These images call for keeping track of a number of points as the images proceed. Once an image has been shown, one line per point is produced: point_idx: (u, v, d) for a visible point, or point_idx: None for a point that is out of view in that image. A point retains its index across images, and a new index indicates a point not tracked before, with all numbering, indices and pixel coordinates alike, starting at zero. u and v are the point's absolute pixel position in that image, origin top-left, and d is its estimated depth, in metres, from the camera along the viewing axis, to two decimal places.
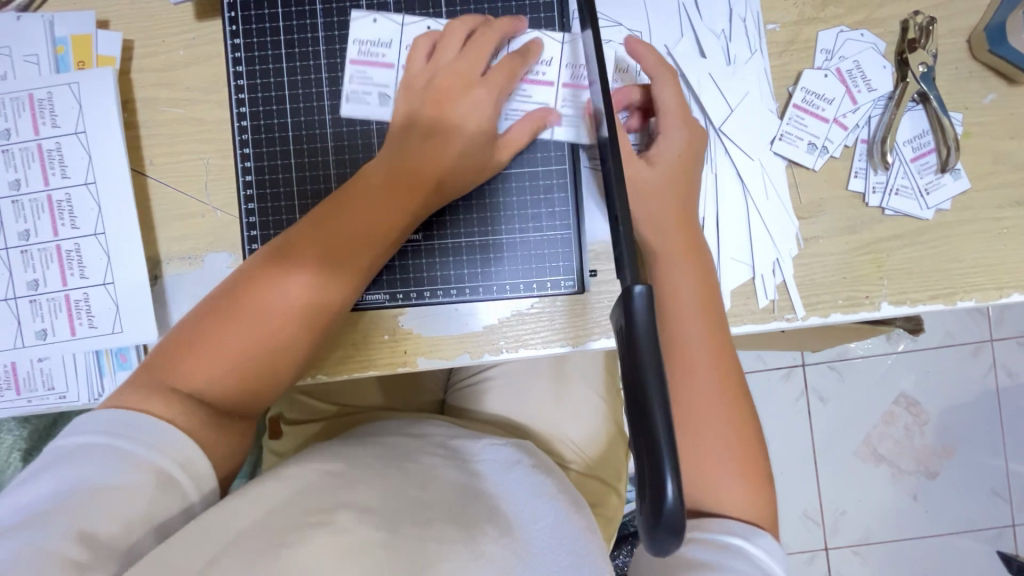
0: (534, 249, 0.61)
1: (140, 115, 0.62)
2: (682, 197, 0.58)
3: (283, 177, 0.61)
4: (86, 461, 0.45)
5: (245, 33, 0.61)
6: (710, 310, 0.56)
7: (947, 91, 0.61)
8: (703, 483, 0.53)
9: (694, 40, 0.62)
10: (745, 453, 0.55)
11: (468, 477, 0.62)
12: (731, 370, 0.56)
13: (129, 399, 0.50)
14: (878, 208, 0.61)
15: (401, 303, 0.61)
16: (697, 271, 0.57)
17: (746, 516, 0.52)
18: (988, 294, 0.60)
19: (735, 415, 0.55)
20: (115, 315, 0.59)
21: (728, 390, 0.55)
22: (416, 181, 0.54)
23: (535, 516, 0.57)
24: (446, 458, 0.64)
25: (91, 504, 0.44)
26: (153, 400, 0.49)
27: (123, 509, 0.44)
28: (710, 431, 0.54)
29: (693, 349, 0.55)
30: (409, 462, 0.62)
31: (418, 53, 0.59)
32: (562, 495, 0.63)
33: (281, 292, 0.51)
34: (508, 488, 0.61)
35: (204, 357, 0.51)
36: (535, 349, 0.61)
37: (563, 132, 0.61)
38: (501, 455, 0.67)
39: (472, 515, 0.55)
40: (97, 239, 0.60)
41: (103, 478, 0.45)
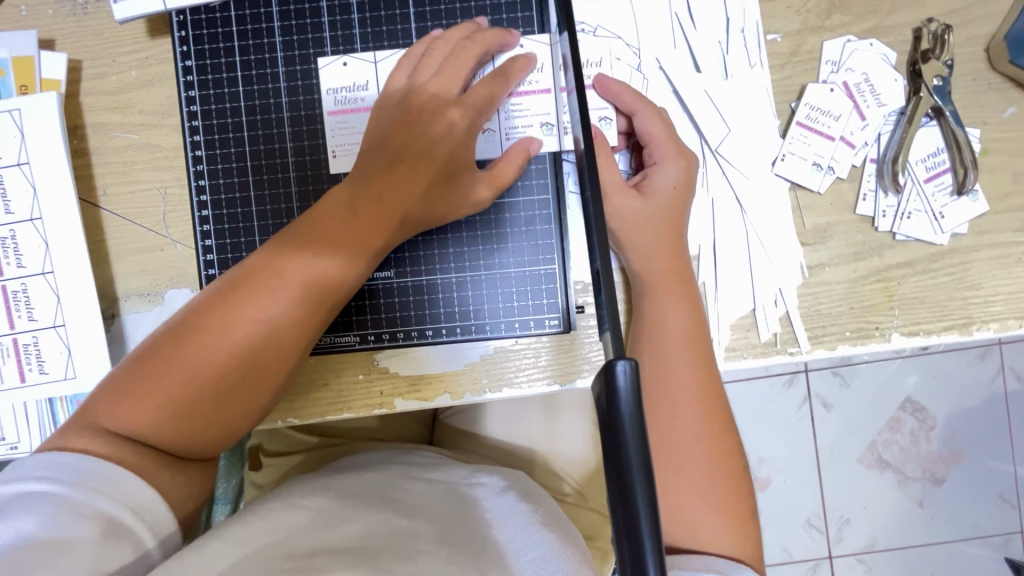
0: (514, 284, 0.56)
1: (90, 142, 0.57)
2: (667, 215, 0.53)
3: (243, 211, 0.57)
4: (26, 512, 0.41)
5: (198, 55, 0.57)
6: (698, 339, 0.52)
7: (963, 105, 0.56)
8: (682, 521, 0.49)
9: (688, 52, 0.57)
10: (730, 489, 0.51)
11: (454, 511, 0.58)
12: (718, 403, 0.52)
13: (70, 439, 0.46)
14: (889, 233, 0.56)
15: (373, 345, 0.57)
16: (684, 298, 0.53)
17: (729, 557, 0.48)
18: (1007, 323, 0.55)
19: (718, 449, 0.51)
20: (68, 360, 0.56)
21: (714, 423, 0.51)
22: (385, 215, 0.50)
23: (525, 547, 0.53)
24: (431, 491, 0.60)
25: (30, 560, 0.39)
26: (95, 441, 0.45)
27: (67, 564, 0.40)
28: (691, 466, 0.50)
29: (676, 381, 0.51)
30: (393, 494, 0.58)
31: (397, 72, 0.54)
32: (555, 522, 0.58)
33: (234, 330, 0.47)
34: (499, 516, 0.57)
35: (148, 397, 0.46)
36: (520, 390, 0.56)
37: (544, 156, 0.56)
38: (490, 481, 0.63)
39: (459, 546, 0.51)
40: (45, 279, 0.56)
41: (43, 530, 0.41)
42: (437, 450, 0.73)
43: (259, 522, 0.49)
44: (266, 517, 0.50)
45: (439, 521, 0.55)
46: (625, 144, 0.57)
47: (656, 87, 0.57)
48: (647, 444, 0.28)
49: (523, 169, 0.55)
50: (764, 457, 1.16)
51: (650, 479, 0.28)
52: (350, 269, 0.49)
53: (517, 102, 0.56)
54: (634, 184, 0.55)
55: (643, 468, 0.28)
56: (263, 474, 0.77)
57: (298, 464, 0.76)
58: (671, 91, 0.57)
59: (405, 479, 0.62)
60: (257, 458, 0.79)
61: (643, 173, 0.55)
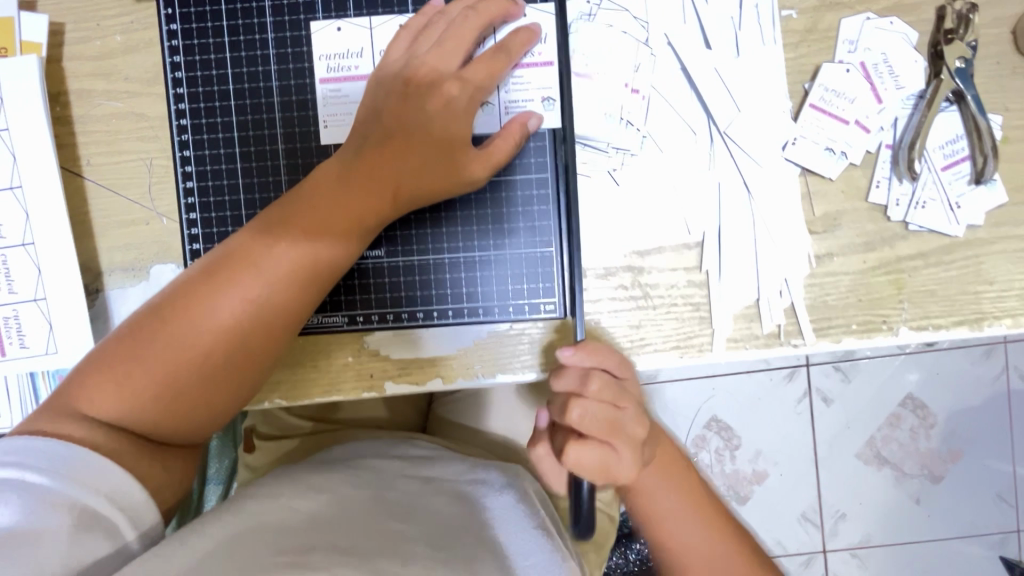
0: (510, 268, 0.54)
1: (74, 109, 0.55)
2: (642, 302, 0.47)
3: (229, 183, 0.55)
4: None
5: (184, 18, 0.54)
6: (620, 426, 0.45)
7: (986, 89, 0.53)
8: None
9: (698, 27, 0.54)
10: (707, 514, 0.52)
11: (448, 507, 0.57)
12: (664, 448, 0.53)
13: (44, 424, 0.44)
14: (902, 223, 0.54)
15: (362, 326, 0.55)
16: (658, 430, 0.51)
17: None
18: (1020, 318, 0.53)
19: (689, 490, 0.53)
20: (50, 334, 0.54)
21: (671, 474, 0.53)
22: (376, 193, 0.48)
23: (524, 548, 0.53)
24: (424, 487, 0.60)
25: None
26: (73, 424, 0.44)
27: (35, 557, 0.38)
28: (677, 534, 0.51)
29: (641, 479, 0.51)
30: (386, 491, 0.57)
31: (400, 39, 0.52)
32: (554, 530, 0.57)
33: (220, 309, 0.46)
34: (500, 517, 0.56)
35: (130, 378, 0.45)
36: (513, 376, 0.55)
37: (543, 132, 0.54)
38: (489, 478, 0.62)
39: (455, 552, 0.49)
40: (26, 250, 0.54)
41: (13, 521, 0.39)
42: (431, 439, 0.71)
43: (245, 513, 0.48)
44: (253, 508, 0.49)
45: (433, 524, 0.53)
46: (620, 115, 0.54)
47: (663, 62, 0.54)
48: None
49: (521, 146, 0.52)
50: (761, 451, 1.15)
51: None
52: (339, 251, 0.48)
53: (519, 78, 0.53)
54: None
55: None
56: (253, 457, 0.77)
57: (290, 449, 0.75)
58: (679, 67, 0.54)
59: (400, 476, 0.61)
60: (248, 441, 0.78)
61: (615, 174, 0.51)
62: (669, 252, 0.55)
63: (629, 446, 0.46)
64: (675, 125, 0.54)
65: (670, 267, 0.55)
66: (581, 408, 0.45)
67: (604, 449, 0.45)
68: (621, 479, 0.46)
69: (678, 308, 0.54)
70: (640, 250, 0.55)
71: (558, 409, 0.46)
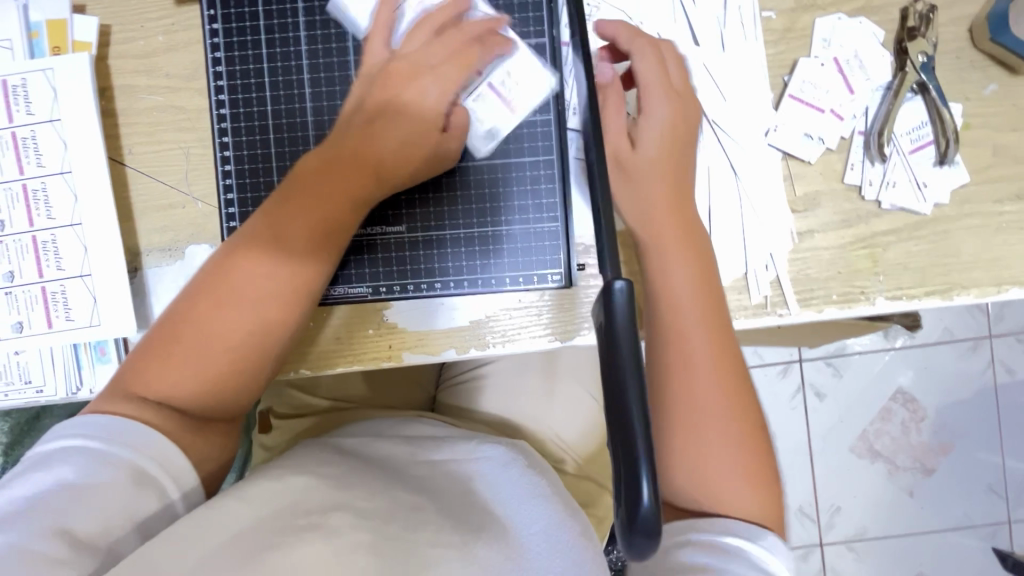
0: (519, 242, 0.59)
1: (118, 103, 0.60)
2: (667, 161, 0.55)
3: (264, 166, 0.59)
4: (64, 463, 0.45)
5: (225, 18, 0.59)
6: (675, 190, 0.55)
7: (947, 82, 0.59)
8: (706, 485, 0.50)
9: (688, 27, 0.60)
10: (744, 418, 0.52)
11: (455, 484, 0.60)
12: (712, 298, 0.53)
13: (98, 407, 0.49)
14: (875, 202, 0.59)
15: (384, 296, 0.59)
16: (688, 256, 0.54)
17: (752, 521, 0.49)
18: (986, 289, 0.59)
19: (733, 387, 0.52)
20: (93, 308, 0.58)
21: (712, 313, 0.53)
22: (363, 170, 0.53)
23: (532, 521, 0.55)
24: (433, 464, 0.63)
25: (67, 503, 0.43)
26: (121, 409, 0.49)
27: (98, 511, 0.44)
28: (710, 423, 0.51)
29: (691, 352, 0.52)
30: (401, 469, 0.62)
31: (375, 40, 0.57)
32: (559, 490, 0.62)
33: (246, 290, 0.51)
34: (501, 488, 0.59)
35: (167, 364, 0.50)
36: (522, 347, 0.59)
37: (550, 118, 0.59)
38: (491, 453, 0.64)
39: (467, 522, 0.53)
40: (73, 231, 0.58)
41: (78, 480, 0.44)
42: (441, 418, 0.76)
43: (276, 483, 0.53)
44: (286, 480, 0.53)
45: (444, 494, 0.58)
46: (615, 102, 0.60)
47: None
48: (640, 357, 0.33)
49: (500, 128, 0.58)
50: None
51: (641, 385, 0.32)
52: (341, 228, 0.53)
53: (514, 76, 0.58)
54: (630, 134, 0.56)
55: (636, 377, 0.32)
56: (272, 437, 0.81)
57: (307, 427, 0.79)
58: None
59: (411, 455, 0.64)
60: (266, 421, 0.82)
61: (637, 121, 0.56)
62: None
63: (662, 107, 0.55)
64: None
65: None
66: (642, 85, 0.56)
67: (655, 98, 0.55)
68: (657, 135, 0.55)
69: None
70: None
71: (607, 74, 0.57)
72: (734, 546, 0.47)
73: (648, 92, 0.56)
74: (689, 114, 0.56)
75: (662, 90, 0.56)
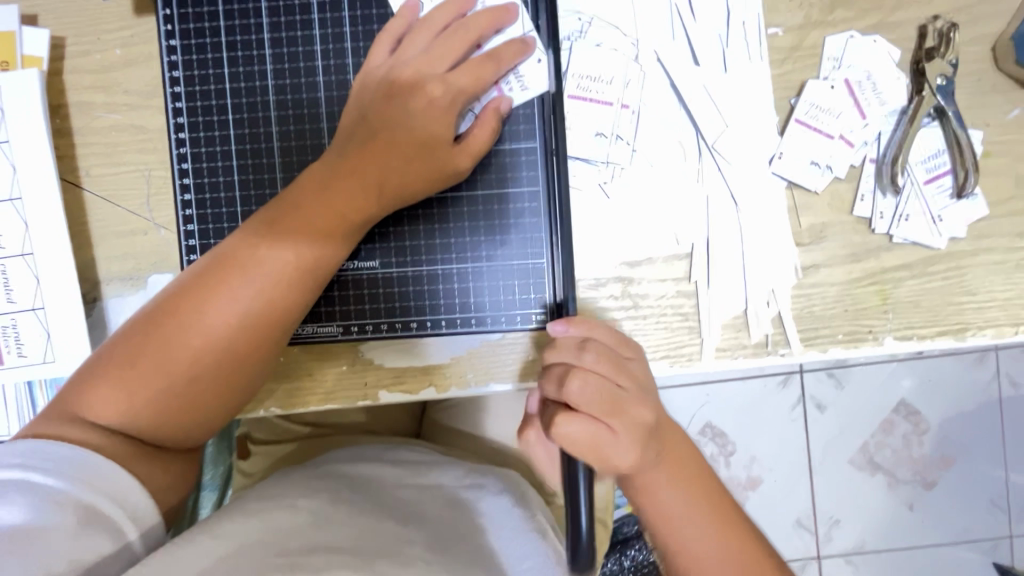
0: (501, 280, 0.55)
1: (73, 121, 0.56)
2: None
3: (226, 196, 0.55)
4: (5, 501, 0.40)
5: (183, 34, 0.55)
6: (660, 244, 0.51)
7: (966, 106, 0.55)
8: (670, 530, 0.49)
9: (687, 45, 0.56)
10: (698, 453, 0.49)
11: (444, 509, 0.59)
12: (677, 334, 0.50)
13: (44, 427, 0.45)
14: (886, 235, 0.55)
15: (356, 336, 0.55)
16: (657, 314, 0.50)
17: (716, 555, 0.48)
18: (1003, 329, 0.55)
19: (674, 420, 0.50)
20: (48, 343, 0.55)
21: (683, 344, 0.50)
22: (360, 193, 0.48)
23: (523, 557, 0.55)
24: (421, 487, 0.62)
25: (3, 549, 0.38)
26: (68, 427, 0.45)
27: (42, 554, 0.39)
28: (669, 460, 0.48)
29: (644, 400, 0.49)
30: (381, 492, 0.59)
31: (380, 45, 0.52)
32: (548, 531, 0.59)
33: (211, 314, 0.46)
34: (494, 518, 0.59)
35: (124, 384, 0.45)
36: (506, 384, 0.55)
37: (535, 147, 0.55)
38: (486, 483, 0.63)
39: (455, 556, 0.52)
40: (25, 260, 0.55)
41: (21, 519, 0.39)
42: (427, 445, 0.72)
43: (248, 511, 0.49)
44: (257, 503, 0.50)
45: (430, 525, 0.56)
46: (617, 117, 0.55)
47: (654, 79, 0.55)
48: None
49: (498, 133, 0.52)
50: (756, 455, 1.16)
51: None
52: (322, 255, 0.48)
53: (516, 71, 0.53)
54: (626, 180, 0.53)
55: None
56: (249, 463, 0.77)
57: (286, 454, 0.76)
58: (669, 83, 0.56)
59: (396, 482, 0.62)
60: (243, 447, 0.78)
61: None
62: (659, 263, 0.56)
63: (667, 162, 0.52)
64: (665, 139, 0.56)
65: (659, 278, 0.56)
66: None
67: None
68: None
69: (668, 318, 0.55)
70: (629, 262, 0.56)
71: None
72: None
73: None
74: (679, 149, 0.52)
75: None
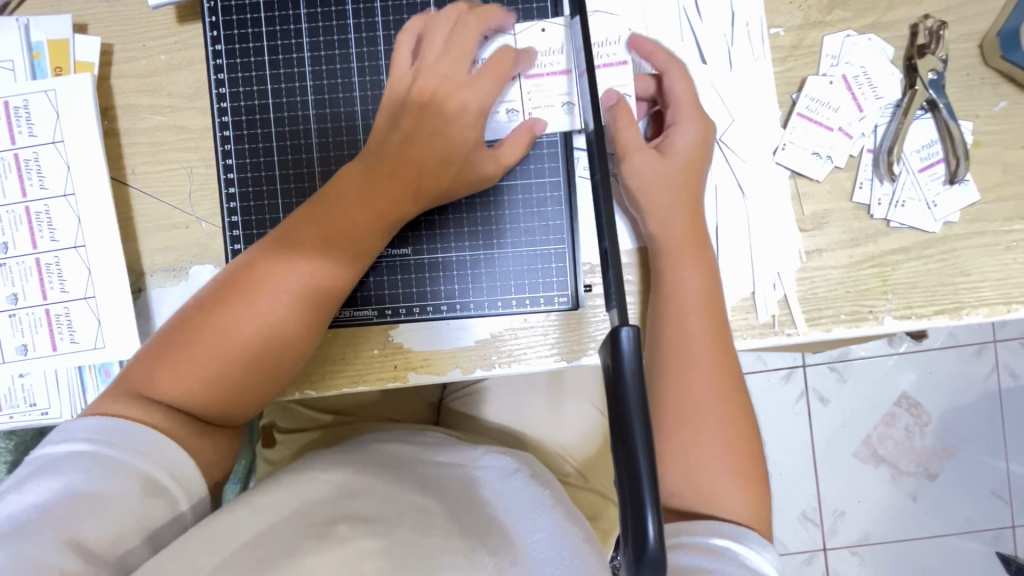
0: (526, 265, 0.59)
1: (121, 122, 0.60)
2: (684, 180, 0.55)
3: (268, 189, 0.59)
4: (75, 468, 0.44)
5: (228, 39, 0.59)
6: (693, 209, 0.56)
7: (956, 99, 0.59)
8: (698, 482, 0.52)
9: (696, 45, 0.60)
10: (731, 410, 0.53)
11: (461, 485, 0.61)
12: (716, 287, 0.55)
13: (110, 405, 0.48)
14: (884, 221, 0.59)
15: (390, 319, 0.59)
16: (698, 265, 0.55)
17: (741, 518, 0.51)
18: (996, 308, 0.58)
19: (722, 370, 0.54)
20: (98, 330, 0.58)
21: (711, 299, 0.55)
22: (400, 192, 0.52)
23: (535, 527, 0.53)
24: (442, 463, 0.65)
25: (74, 513, 0.42)
26: (129, 406, 0.48)
27: (108, 519, 0.43)
28: (703, 407, 0.53)
29: (690, 354, 0.54)
30: (405, 468, 0.63)
31: (401, 48, 0.56)
32: (562, 502, 0.59)
33: (261, 300, 0.49)
34: (505, 496, 0.58)
35: (180, 365, 0.48)
36: (527, 365, 0.59)
37: (556, 140, 0.58)
38: (496, 461, 0.64)
39: (469, 526, 0.54)
40: (77, 252, 0.58)
41: (87, 487, 0.43)
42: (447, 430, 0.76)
43: None
44: None
45: (451, 498, 0.58)
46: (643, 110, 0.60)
47: None
48: (645, 394, 0.33)
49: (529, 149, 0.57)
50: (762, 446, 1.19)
51: (646, 422, 0.32)
52: (366, 244, 0.51)
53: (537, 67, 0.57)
54: (653, 146, 0.57)
55: (640, 413, 0.33)
56: (277, 451, 0.81)
57: (312, 441, 0.79)
58: None
59: (418, 460, 0.65)
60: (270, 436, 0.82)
61: (662, 135, 0.57)
62: None
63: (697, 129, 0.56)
64: None
65: None
66: (680, 120, 0.56)
67: (696, 123, 0.56)
68: (677, 140, 0.56)
69: None
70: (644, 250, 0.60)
71: (683, 103, 0.56)
72: (723, 547, 0.48)
73: (679, 111, 0.56)
74: (713, 137, 0.57)
75: (692, 111, 0.56)
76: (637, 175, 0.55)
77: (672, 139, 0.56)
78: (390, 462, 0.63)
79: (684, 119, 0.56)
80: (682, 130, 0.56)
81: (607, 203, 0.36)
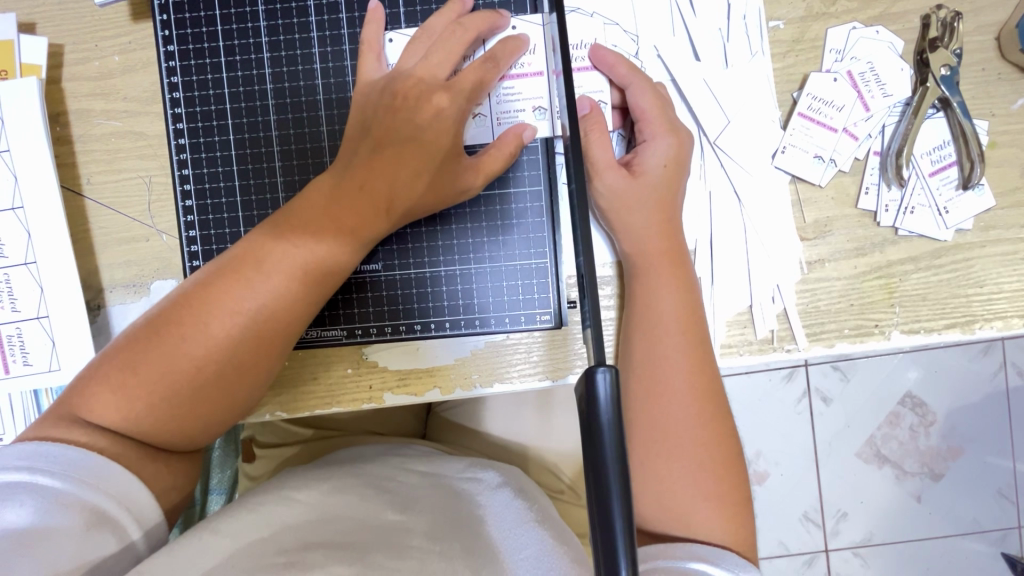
0: (505, 280, 0.55)
1: (73, 129, 0.56)
2: (658, 196, 0.52)
3: (227, 202, 0.55)
4: (9, 502, 0.40)
5: (180, 39, 0.55)
6: (670, 223, 0.52)
7: (971, 95, 0.54)
8: (675, 509, 0.49)
9: (687, 40, 0.55)
10: (713, 433, 0.50)
11: (444, 498, 0.57)
12: (696, 309, 0.52)
13: (49, 430, 0.45)
14: (891, 228, 0.54)
15: (360, 339, 0.55)
16: (675, 281, 0.52)
17: (720, 545, 0.47)
18: (1011, 320, 0.54)
19: (701, 390, 0.51)
20: (52, 351, 0.55)
21: (690, 325, 0.51)
22: (368, 207, 0.48)
23: (519, 547, 0.50)
24: (425, 474, 0.61)
25: (9, 550, 0.38)
26: (74, 429, 0.44)
27: (47, 554, 0.39)
28: (680, 430, 0.50)
29: (666, 372, 0.51)
30: (385, 477, 0.59)
31: (366, 58, 0.53)
32: (549, 519, 0.56)
33: (215, 320, 0.45)
34: (494, 511, 0.56)
35: (126, 388, 0.44)
36: (510, 384, 0.55)
37: (536, 148, 0.55)
38: (486, 477, 0.62)
39: (450, 543, 0.50)
40: (28, 269, 0.55)
41: (25, 520, 0.40)
42: (432, 444, 0.72)
43: (253, 512, 0.49)
44: (261, 506, 0.50)
45: (432, 512, 0.55)
46: (620, 122, 0.56)
47: (654, 75, 0.55)
48: (624, 451, 0.28)
49: (516, 157, 0.53)
50: (761, 450, 1.16)
51: (626, 484, 0.27)
52: (331, 263, 0.47)
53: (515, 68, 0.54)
54: (625, 163, 0.54)
55: (619, 474, 0.27)
56: (255, 466, 0.77)
57: (291, 456, 0.76)
58: (670, 79, 0.55)
59: (400, 469, 0.61)
60: (249, 450, 0.78)
61: (633, 152, 0.54)
62: None
63: (668, 145, 0.52)
64: None
65: None
66: (651, 133, 0.52)
67: (669, 138, 0.52)
68: (649, 156, 0.52)
69: None
70: None
71: (654, 117, 0.52)
72: (700, 572, 0.44)
73: (648, 125, 0.52)
74: (688, 151, 0.53)
75: (663, 124, 0.52)
76: (608, 187, 0.52)
77: (644, 155, 0.52)
78: (368, 472, 0.60)
79: (656, 133, 0.52)
80: (655, 147, 0.52)
81: (582, 214, 0.30)
